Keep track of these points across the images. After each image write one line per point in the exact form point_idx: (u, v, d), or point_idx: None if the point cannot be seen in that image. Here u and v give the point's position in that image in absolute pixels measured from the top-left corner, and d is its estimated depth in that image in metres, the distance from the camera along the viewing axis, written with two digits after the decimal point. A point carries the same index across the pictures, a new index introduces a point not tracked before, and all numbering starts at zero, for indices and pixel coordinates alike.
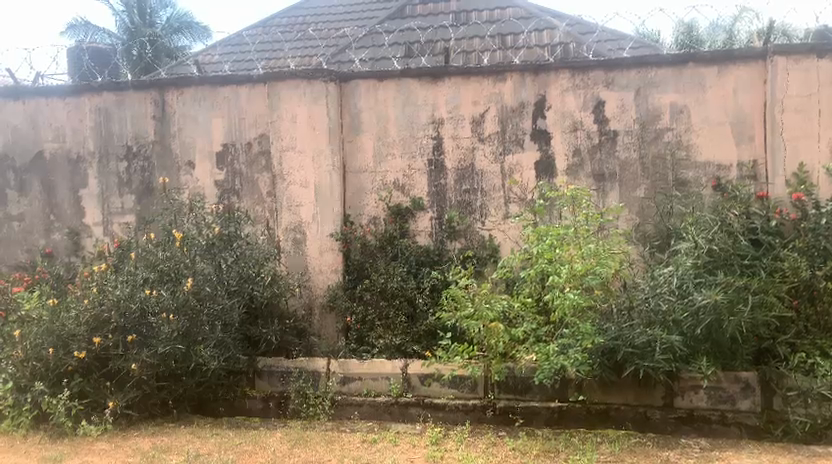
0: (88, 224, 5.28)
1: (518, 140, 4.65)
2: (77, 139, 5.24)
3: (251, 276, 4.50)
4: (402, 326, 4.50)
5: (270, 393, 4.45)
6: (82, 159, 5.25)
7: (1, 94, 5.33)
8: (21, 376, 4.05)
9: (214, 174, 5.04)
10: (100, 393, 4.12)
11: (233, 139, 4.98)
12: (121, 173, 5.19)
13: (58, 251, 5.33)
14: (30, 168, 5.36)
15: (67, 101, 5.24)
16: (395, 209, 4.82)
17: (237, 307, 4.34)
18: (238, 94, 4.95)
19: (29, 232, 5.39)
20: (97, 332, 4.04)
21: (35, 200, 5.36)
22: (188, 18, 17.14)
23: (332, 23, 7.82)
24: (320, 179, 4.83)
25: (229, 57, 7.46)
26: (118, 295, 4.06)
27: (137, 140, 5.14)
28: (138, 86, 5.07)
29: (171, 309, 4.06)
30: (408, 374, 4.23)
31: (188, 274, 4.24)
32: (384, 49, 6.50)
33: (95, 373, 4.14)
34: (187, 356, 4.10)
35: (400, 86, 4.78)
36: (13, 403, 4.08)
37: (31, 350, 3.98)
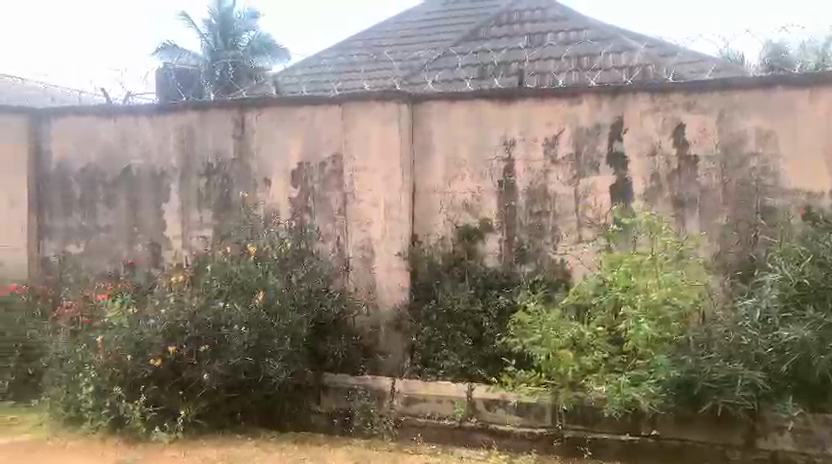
0: (168, 237, 5.50)
1: (593, 164, 4.55)
2: (162, 156, 5.48)
3: (321, 292, 4.60)
4: (468, 350, 4.44)
5: (334, 410, 4.42)
6: (165, 175, 5.49)
7: (94, 112, 5.64)
8: (101, 380, 4.21)
9: (288, 192, 5.15)
10: (173, 401, 4.24)
11: (307, 158, 5.09)
12: (201, 189, 5.39)
13: (140, 261, 5.57)
14: (119, 181, 5.63)
15: (154, 119, 5.49)
16: (464, 230, 4.80)
17: (305, 322, 4.40)
18: (314, 114, 5.07)
19: (114, 242, 5.65)
20: (171, 342, 4.18)
21: (122, 213, 5.63)
22: (269, 40, 17.80)
23: (406, 45, 7.93)
24: (390, 199, 4.83)
25: (306, 78, 7.69)
26: (193, 305, 4.29)
27: (217, 158, 5.32)
28: (220, 106, 5.28)
29: (244, 322, 4.18)
30: (473, 399, 4.12)
31: (260, 288, 4.34)
32: (457, 70, 6.55)
33: (169, 381, 4.24)
34: (256, 368, 4.24)
35: (473, 107, 4.78)
36: (95, 406, 4.25)
37: (112, 356, 4.17)
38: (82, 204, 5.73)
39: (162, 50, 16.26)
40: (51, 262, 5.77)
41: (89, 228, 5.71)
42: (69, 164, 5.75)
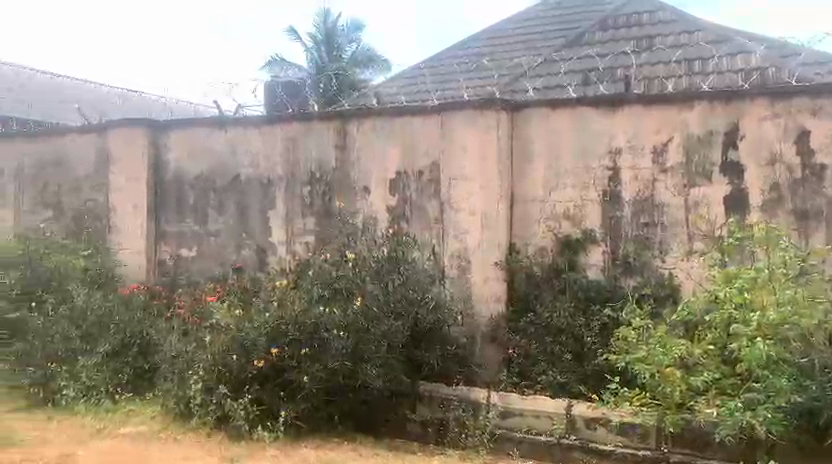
0: (272, 242, 5.71)
1: (705, 173, 4.30)
2: (269, 165, 5.71)
3: (416, 300, 4.56)
4: (567, 365, 4.34)
5: (429, 419, 4.39)
6: (271, 183, 5.71)
7: (208, 123, 5.96)
8: (209, 378, 4.42)
9: (386, 200, 5.22)
10: (274, 402, 4.38)
11: (405, 167, 5.14)
12: (304, 197, 5.55)
13: (247, 265, 5.82)
14: (228, 189, 5.91)
15: (262, 129, 5.74)
16: (564, 241, 4.67)
17: (402, 329, 4.40)
18: (413, 123, 5.10)
19: (224, 247, 5.92)
20: (275, 343, 4.34)
21: (231, 218, 5.89)
22: (372, 51, 18.20)
23: (507, 52, 7.86)
24: (487, 207, 4.77)
25: (406, 88, 7.78)
26: (296, 310, 4.40)
27: (321, 167, 5.47)
28: (324, 117, 5.43)
29: (343, 326, 4.29)
30: (573, 416, 3.98)
31: (359, 293, 4.45)
32: (559, 77, 6.42)
33: (271, 382, 4.38)
34: (353, 373, 4.30)
35: (575, 114, 4.65)
36: (202, 402, 4.45)
37: (219, 354, 4.39)
38: (195, 210, 6.05)
39: (271, 63, 17.01)
40: (168, 264, 6.16)
41: (201, 233, 6.02)
42: (184, 173, 6.09)
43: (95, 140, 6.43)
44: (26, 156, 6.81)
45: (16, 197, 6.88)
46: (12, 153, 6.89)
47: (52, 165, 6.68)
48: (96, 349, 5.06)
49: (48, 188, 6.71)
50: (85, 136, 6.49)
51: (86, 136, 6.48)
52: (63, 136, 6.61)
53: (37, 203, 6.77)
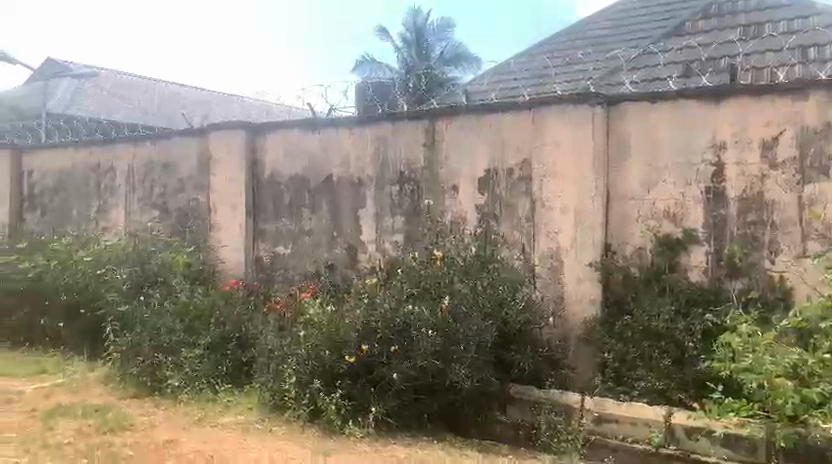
0: (363, 241, 5.78)
1: (821, 169, 4.01)
2: (359, 165, 5.80)
3: (506, 300, 4.50)
4: (666, 371, 4.10)
5: (520, 422, 4.36)
6: (362, 183, 5.79)
7: (302, 125, 6.12)
8: (302, 372, 4.53)
9: (475, 199, 5.16)
10: (365, 398, 4.43)
11: (495, 165, 5.07)
12: (394, 196, 5.60)
13: (338, 263, 5.92)
14: (321, 189, 6.05)
15: (353, 130, 5.83)
16: (663, 241, 4.45)
17: (492, 330, 4.35)
18: (503, 120, 5.03)
19: (316, 245, 6.06)
20: (365, 340, 4.41)
21: (323, 217, 6.03)
22: (461, 49, 18.18)
23: (601, 45, 7.61)
24: (581, 206, 4.64)
25: (497, 85, 7.69)
26: (385, 307, 4.44)
27: (410, 166, 5.50)
28: (413, 116, 5.46)
29: (431, 325, 4.28)
30: (672, 425, 3.79)
31: (447, 293, 4.43)
32: (658, 69, 6.15)
33: (362, 377, 4.47)
34: (443, 372, 4.29)
35: (675, 107, 4.43)
36: (296, 396, 4.58)
37: (313, 350, 4.49)
38: (290, 210, 6.23)
39: (362, 64, 17.35)
40: (263, 261, 6.36)
41: (295, 232, 6.19)
42: (279, 174, 6.29)
43: (198, 144, 6.77)
44: (135, 159, 7.24)
45: (127, 197, 7.32)
46: (123, 156, 7.35)
47: (158, 167, 7.07)
48: (198, 342, 5.30)
49: (154, 189, 7.10)
50: (188, 140, 6.83)
51: (189, 140, 6.82)
52: (168, 140, 6.98)
53: (145, 203, 7.18)
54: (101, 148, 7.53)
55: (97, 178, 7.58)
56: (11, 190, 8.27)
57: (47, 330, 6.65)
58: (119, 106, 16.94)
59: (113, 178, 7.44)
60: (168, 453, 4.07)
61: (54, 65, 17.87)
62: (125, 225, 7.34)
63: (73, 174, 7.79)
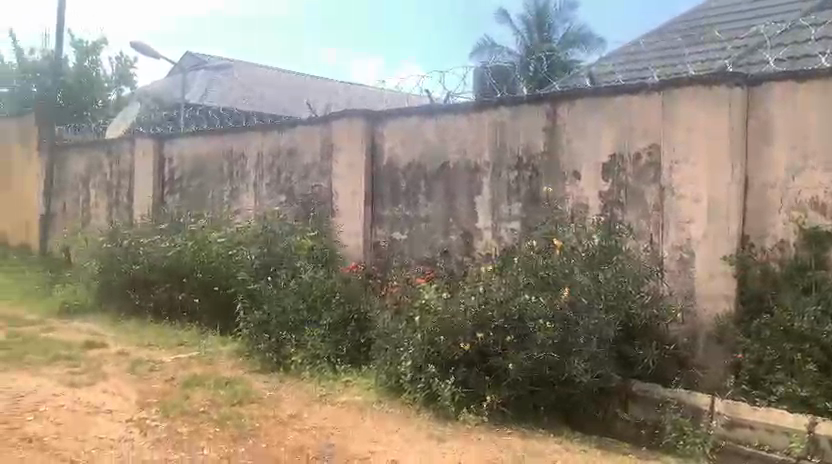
0: (480, 228, 5.74)
1: None
2: (477, 151, 5.75)
3: (630, 293, 4.31)
4: (813, 377, 3.75)
5: (643, 420, 4.18)
6: (479, 169, 5.74)
7: (420, 111, 6.15)
8: (417, 356, 4.58)
9: (598, 186, 4.96)
10: (480, 386, 4.44)
11: (621, 150, 4.85)
12: (512, 182, 5.50)
13: (454, 250, 5.92)
14: (438, 175, 6.05)
15: (471, 116, 5.79)
16: (810, 234, 4.07)
17: (613, 324, 4.18)
18: (630, 104, 4.80)
19: (433, 231, 6.09)
20: (480, 328, 4.40)
21: (440, 204, 6.04)
22: (584, 30, 17.53)
23: (741, 21, 7.05)
24: (715, 194, 4.34)
25: (623, 66, 7.34)
26: (501, 296, 4.39)
27: (529, 152, 5.38)
28: (534, 101, 5.33)
29: (549, 316, 4.18)
30: (816, 436, 3.50)
31: (566, 284, 4.29)
32: (808, 45, 5.61)
33: (477, 365, 4.47)
34: (560, 366, 4.18)
35: (827, 87, 4.03)
36: (411, 379, 4.64)
37: (427, 335, 4.55)
38: (407, 196, 6.29)
39: (481, 48, 17.16)
40: (381, 246, 6.48)
41: (412, 217, 6.25)
42: (398, 160, 6.36)
43: (321, 132, 7.00)
44: (264, 147, 7.61)
45: (256, 183, 7.71)
46: (253, 144, 7.75)
47: (284, 154, 7.39)
48: (319, 322, 5.52)
49: (280, 175, 7.43)
50: (312, 128, 7.09)
51: (313, 128, 7.07)
52: (294, 128, 7.28)
53: (272, 189, 7.53)
54: (234, 136, 7.98)
55: (229, 165, 8.04)
56: (155, 175, 8.95)
57: (184, 304, 7.07)
58: (250, 95, 17.86)
59: (244, 164, 7.86)
60: (291, 427, 4.26)
61: (192, 58, 19.13)
62: (254, 209, 7.74)
63: (208, 161, 8.31)
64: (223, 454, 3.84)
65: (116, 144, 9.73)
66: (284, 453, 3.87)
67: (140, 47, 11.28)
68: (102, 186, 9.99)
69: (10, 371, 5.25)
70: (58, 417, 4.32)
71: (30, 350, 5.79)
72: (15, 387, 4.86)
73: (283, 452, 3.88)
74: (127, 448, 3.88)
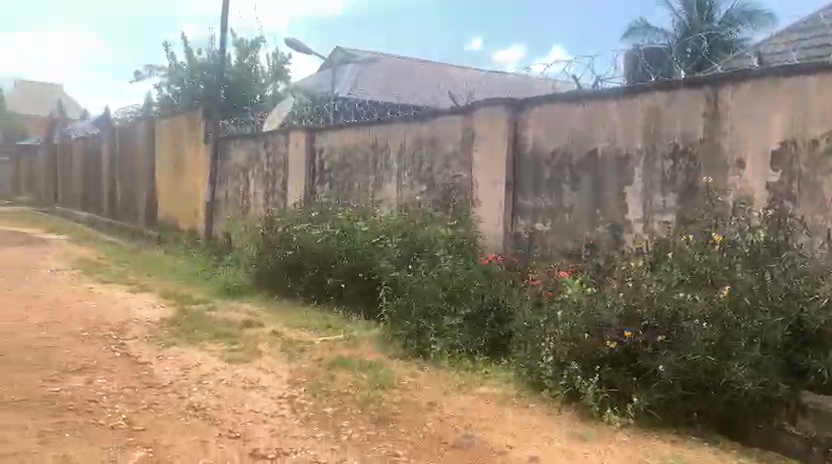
0: (629, 220, 5.45)
1: None
2: (627, 138, 5.46)
3: (803, 296, 3.87)
4: None
5: (815, 436, 3.74)
6: (629, 157, 5.45)
7: (566, 98, 5.93)
8: (560, 353, 4.47)
9: (766, 176, 4.53)
10: (627, 387, 4.21)
11: (793, 136, 4.38)
12: (666, 172, 5.17)
13: (601, 243, 5.67)
14: (584, 164, 5.82)
15: (621, 102, 5.51)
16: None
17: (780, 328, 3.79)
18: (805, 83, 4.31)
19: (578, 223, 5.88)
20: (628, 326, 4.19)
21: (586, 194, 5.81)
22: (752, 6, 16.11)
23: None
24: None
25: (800, 43, 6.63)
26: (652, 293, 4.18)
27: (685, 139, 5.03)
28: (692, 83, 4.97)
29: (707, 316, 3.92)
30: None
31: (726, 282, 4.00)
32: None
33: (624, 365, 4.25)
34: (718, 370, 3.85)
35: None
36: (552, 375, 4.52)
37: (570, 330, 4.41)
38: (550, 185, 6.12)
39: (634, 31, 16.30)
40: (522, 237, 6.36)
41: (556, 208, 6.07)
42: (542, 149, 6.19)
43: (462, 121, 6.99)
44: (407, 137, 7.74)
45: (399, 173, 7.86)
46: (396, 135, 7.90)
47: (426, 144, 7.47)
48: (458, 312, 5.52)
49: (422, 165, 7.52)
50: (454, 118, 7.09)
51: (456, 117, 7.07)
52: (436, 119, 7.33)
53: (414, 178, 7.64)
54: (378, 128, 8.18)
55: (374, 155, 8.26)
56: (306, 166, 9.42)
57: (330, 289, 7.38)
58: (394, 87, 18.28)
59: (388, 155, 8.05)
60: (430, 414, 4.30)
61: (342, 53, 19.92)
62: (396, 199, 7.91)
63: (355, 152, 8.60)
64: (365, 437, 3.95)
65: (272, 138, 10.37)
66: (424, 440, 3.92)
67: (295, 45, 11.90)
68: (260, 176, 10.70)
69: (179, 345, 5.76)
70: (219, 389, 4.67)
71: (197, 327, 6.32)
72: (183, 360, 5.32)
73: (423, 439, 3.92)
74: (278, 424, 4.11)
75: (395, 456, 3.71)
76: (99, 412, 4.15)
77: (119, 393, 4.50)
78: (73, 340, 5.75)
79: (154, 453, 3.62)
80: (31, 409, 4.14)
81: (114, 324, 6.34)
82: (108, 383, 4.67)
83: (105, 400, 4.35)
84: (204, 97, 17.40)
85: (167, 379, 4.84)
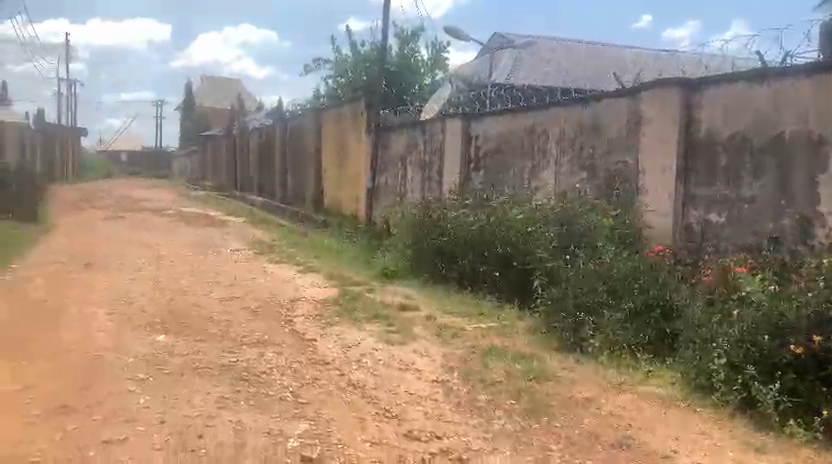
0: (822, 213, 4.89)
1: None
2: (823, 121, 4.89)
3: None
4: None
5: None
6: (825, 142, 4.88)
7: (748, 76, 5.40)
8: (734, 355, 4.11)
9: None
10: (813, 398, 3.80)
11: None
12: None
13: (786, 237, 5.15)
14: (768, 150, 5.30)
15: (815, 80, 4.93)
16: None
17: None
18: None
19: (758, 215, 5.36)
20: (818, 329, 3.80)
21: (770, 183, 5.28)
22: None
23: None
24: None
25: None
26: None
27: None
28: None
29: None
30: None
31: None
32: None
33: (811, 374, 3.85)
34: None
35: None
36: (725, 379, 4.15)
37: (748, 331, 4.05)
38: (727, 172, 5.62)
39: None
40: (694, 230, 5.91)
41: (733, 198, 5.56)
42: (718, 133, 5.69)
43: (628, 105, 6.63)
44: (567, 122, 7.48)
45: (557, 160, 7.64)
46: (555, 120, 7.67)
47: (587, 129, 7.17)
48: (620, 306, 5.26)
49: (583, 151, 7.23)
50: (619, 101, 6.74)
51: (621, 101, 6.72)
52: (599, 102, 7.01)
53: (574, 165, 7.38)
54: (536, 113, 8.00)
55: (531, 142, 8.10)
56: (462, 153, 9.46)
57: (484, 276, 7.34)
58: (554, 72, 17.81)
59: (546, 141, 7.84)
60: (587, 410, 4.14)
61: (500, 38, 19.76)
62: (554, 186, 7.68)
63: (511, 138, 8.48)
64: (518, 428, 3.88)
65: (431, 125, 10.52)
66: (579, 436, 3.77)
67: (454, 32, 11.97)
68: (417, 164, 10.92)
69: (341, 324, 6.04)
70: (376, 369, 4.84)
71: (357, 308, 6.59)
72: (344, 339, 5.58)
73: (579, 436, 3.78)
74: (432, 407, 4.17)
75: (549, 450, 3.61)
76: (268, 383, 4.46)
77: (287, 366, 4.81)
78: (248, 315, 6.24)
79: (316, 425, 3.82)
80: (212, 376, 4.55)
81: (283, 302, 6.79)
82: (276, 357, 5.01)
83: (274, 372, 4.67)
84: (366, 87, 18.09)
85: (329, 356, 5.10)
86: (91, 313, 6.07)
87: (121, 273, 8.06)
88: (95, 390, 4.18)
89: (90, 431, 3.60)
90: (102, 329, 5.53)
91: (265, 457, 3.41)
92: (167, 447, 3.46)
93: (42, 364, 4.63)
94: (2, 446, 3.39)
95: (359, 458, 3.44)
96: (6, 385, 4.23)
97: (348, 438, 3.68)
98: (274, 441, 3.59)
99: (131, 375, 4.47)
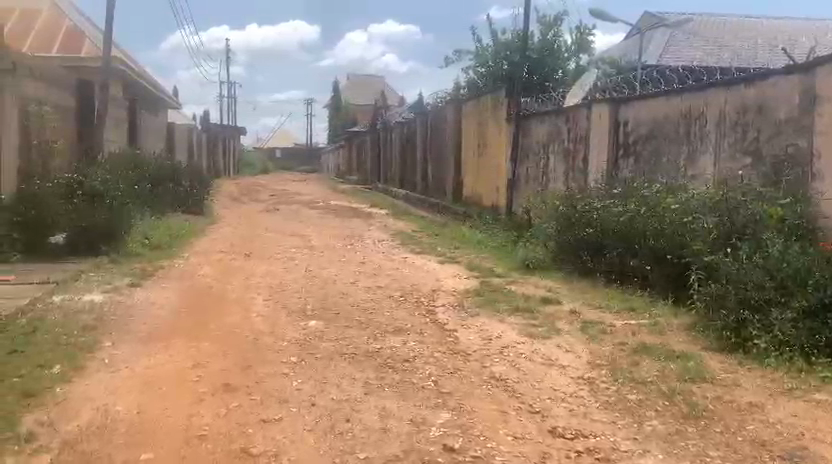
0: None
1: None
2: None
3: None
4: None
5: None
6: None
7: None
8: None
9: None
10: None
11: None
12: None
13: None
14: None
15: None
16: None
17: None
18: None
19: None
20: None
21: None
22: None
23: None
24: None
25: None
26: None
27: None
28: None
29: None
30: None
31: None
32: None
33: None
34: None
35: None
36: None
37: None
38: None
39: None
40: None
41: None
42: None
43: (800, 82, 5.99)
44: (727, 104, 6.90)
45: (716, 145, 7.07)
46: (715, 101, 7.09)
47: (752, 110, 6.57)
48: (790, 304, 4.77)
49: (747, 134, 6.63)
50: (790, 78, 6.10)
51: (791, 77, 6.08)
52: (766, 80, 6.39)
53: (736, 150, 6.79)
54: (692, 95, 7.44)
55: (687, 126, 7.56)
56: (609, 140, 9.05)
57: (636, 270, 7.02)
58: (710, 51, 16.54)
59: (704, 124, 7.28)
60: (752, 417, 3.78)
61: (651, 18, 18.68)
62: (713, 173, 7.11)
63: (664, 123, 7.97)
64: (672, 430, 3.64)
65: (575, 112, 10.16)
66: (743, 444, 3.46)
67: (599, 14, 11.46)
68: (561, 153, 10.61)
69: (483, 315, 6.01)
70: (519, 362, 4.75)
71: (499, 299, 6.52)
72: (486, 330, 5.54)
73: (742, 443, 3.46)
74: (578, 404, 4.01)
75: (707, 457, 3.34)
76: (413, 371, 4.52)
77: (429, 356, 4.86)
78: (392, 303, 6.39)
79: (459, 416, 3.81)
80: (358, 362, 4.70)
81: (425, 292, 6.88)
82: (420, 346, 5.08)
83: (418, 361, 4.73)
84: (507, 76, 17.86)
85: (471, 347, 5.08)
86: (251, 299, 6.49)
87: (277, 262, 8.58)
88: (255, 371, 4.47)
89: (250, 409, 3.84)
90: (260, 314, 5.90)
91: (409, 444, 3.45)
92: (317, 428, 3.60)
93: (209, 345, 5.02)
94: (176, 418, 3.71)
95: (502, 452, 3.38)
96: (180, 362, 4.63)
97: (491, 431, 3.63)
98: (417, 429, 3.63)
99: (286, 358, 4.73)
